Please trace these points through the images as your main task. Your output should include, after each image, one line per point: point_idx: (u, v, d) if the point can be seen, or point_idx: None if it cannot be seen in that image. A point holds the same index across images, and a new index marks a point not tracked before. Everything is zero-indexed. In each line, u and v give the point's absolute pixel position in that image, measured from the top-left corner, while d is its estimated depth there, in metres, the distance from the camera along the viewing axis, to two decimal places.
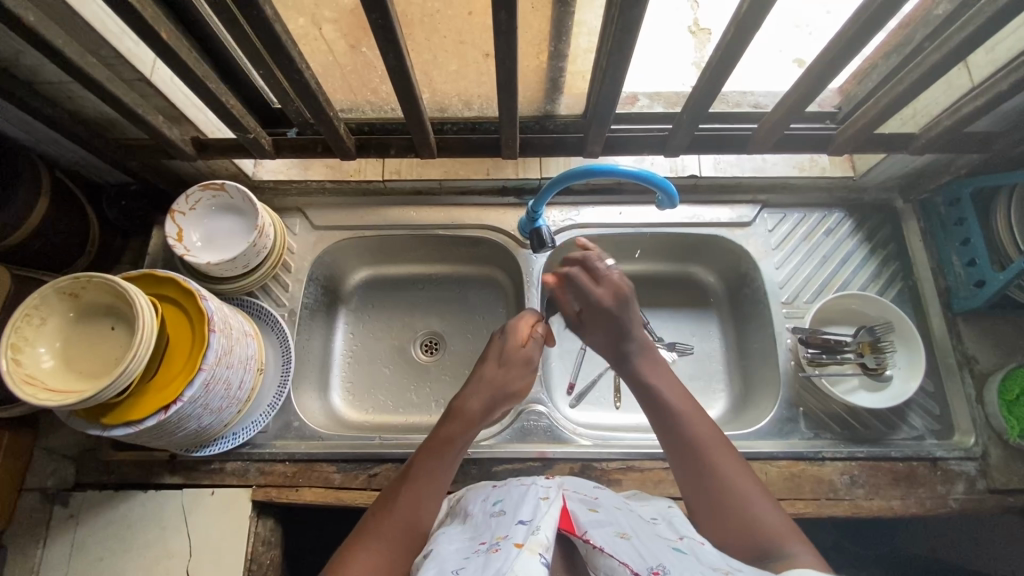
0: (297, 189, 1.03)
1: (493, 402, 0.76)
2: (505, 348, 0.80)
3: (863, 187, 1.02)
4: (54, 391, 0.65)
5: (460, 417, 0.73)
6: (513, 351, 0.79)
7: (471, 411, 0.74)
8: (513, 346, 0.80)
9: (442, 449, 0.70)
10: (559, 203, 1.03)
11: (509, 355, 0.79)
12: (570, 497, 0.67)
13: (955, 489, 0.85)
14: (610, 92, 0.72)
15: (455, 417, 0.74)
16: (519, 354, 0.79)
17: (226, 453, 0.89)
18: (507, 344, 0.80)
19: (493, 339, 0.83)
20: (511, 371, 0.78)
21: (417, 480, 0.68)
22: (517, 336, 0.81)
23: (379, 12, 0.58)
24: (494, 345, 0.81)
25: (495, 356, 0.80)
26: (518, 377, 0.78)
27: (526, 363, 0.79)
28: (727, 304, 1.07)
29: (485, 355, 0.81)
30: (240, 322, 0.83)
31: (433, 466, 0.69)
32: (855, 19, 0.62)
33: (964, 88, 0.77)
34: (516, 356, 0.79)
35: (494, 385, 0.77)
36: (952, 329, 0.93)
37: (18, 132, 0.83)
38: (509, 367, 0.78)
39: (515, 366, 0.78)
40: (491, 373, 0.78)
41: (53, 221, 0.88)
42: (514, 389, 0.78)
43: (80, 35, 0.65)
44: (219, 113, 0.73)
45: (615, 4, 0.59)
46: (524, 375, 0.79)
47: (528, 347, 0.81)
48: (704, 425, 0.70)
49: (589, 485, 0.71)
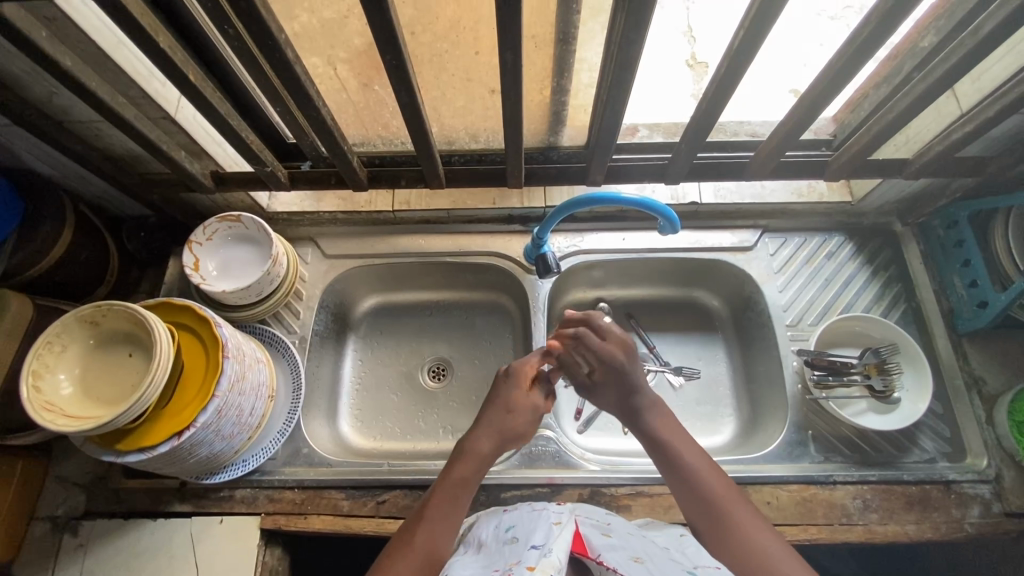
0: (310, 219, 1.07)
1: (502, 443, 0.77)
2: (512, 396, 0.79)
3: (861, 211, 1.04)
4: (72, 418, 0.67)
5: (468, 457, 0.74)
6: (518, 399, 0.79)
7: (482, 451, 0.74)
8: (520, 393, 0.80)
9: (456, 488, 0.71)
10: (564, 230, 1.05)
11: (516, 401, 0.79)
12: (583, 522, 0.68)
13: (970, 513, 0.84)
14: (611, 123, 0.75)
15: (465, 458, 0.74)
16: (527, 401, 0.79)
17: (235, 481, 0.89)
18: (514, 390, 0.80)
19: (495, 387, 0.82)
20: (517, 416, 0.78)
21: (434, 517, 0.68)
22: (522, 380, 0.81)
23: (393, 53, 0.61)
24: (496, 390, 0.81)
25: (502, 400, 0.79)
26: (526, 422, 0.79)
27: (533, 408, 0.80)
28: (732, 328, 1.08)
29: (491, 399, 0.80)
30: (252, 348, 0.84)
31: (450, 504, 0.69)
32: (841, 54, 0.65)
33: (953, 115, 0.80)
34: (523, 402, 0.80)
35: (505, 428, 0.77)
36: (958, 350, 0.94)
37: (47, 167, 0.87)
38: (517, 411, 0.78)
39: (522, 412, 0.79)
40: (498, 417, 0.77)
41: (76, 253, 0.91)
42: (522, 432, 0.79)
43: (111, 77, 0.69)
44: (239, 148, 0.77)
45: (614, 43, 0.62)
46: (530, 421, 0.80)
47: (533, 393, 0.81)
48: (700, 461, 0.72)
49: (601, 511, 0.73)
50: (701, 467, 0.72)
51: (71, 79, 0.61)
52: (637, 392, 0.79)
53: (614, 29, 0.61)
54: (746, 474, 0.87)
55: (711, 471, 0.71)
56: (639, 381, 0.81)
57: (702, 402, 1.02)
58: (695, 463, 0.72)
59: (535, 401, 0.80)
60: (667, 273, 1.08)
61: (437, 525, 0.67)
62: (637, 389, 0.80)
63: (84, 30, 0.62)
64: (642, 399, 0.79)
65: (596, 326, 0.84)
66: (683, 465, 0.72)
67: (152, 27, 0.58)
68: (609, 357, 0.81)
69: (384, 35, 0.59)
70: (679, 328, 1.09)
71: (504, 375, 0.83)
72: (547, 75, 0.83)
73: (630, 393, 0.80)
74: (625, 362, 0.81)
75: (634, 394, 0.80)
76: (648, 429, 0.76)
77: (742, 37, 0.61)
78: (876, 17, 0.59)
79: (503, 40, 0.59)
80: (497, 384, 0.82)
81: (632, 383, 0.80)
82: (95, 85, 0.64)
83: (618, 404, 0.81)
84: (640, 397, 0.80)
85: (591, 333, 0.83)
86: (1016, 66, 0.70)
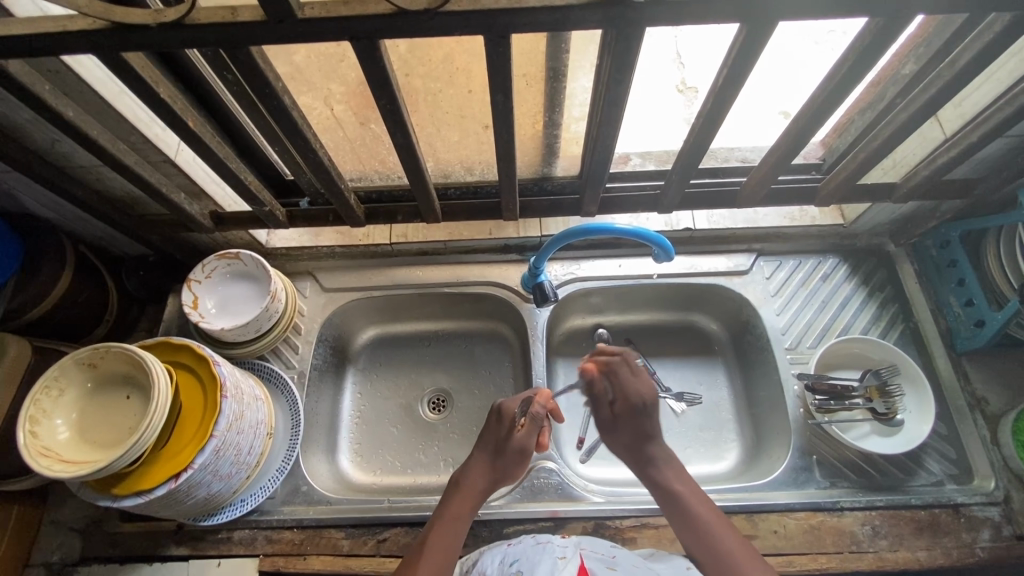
0: (309, 254, 1.08)
1: (496, 481, 0.78)
2: (499, 432, 0.79)
3: (854, 234, 1.05)
4: (68, 463, 0.66)
5: (460, 491, 0.75)
6: (506, 437, 0.78)
7: (474, 489, 0.75)
8: (507, 433, 0.78)
9: (455, 518, 0.73)
10: (561, 258, 1.06)
11: (504, 443, 0.78)
12: (589, 557, 0.69)
13: (981, 537, 0.82)
14: (603, 157, 0.76)
15: (461, 493, 0.75)
16: (512, 443, 0.77)
17: (233, 522, 0.88)
18: (496, 431, 0.79)
19: (488, 427, 0.81)
20: (503, 456, 0.77)
21: (435, 544, 0.70)
22: (509, 420, 0.79)
23: (387, 97, 0.62)
24: (487, 430, 0.81)
25: (491, 439, 0.79)
26: (514, 462, 0.78)
27: (519, 452, 0.78)
28: (732, 351, 1.07)
29: (483, 438, 0.80)
30: (250, 386, 0.84)
31: (448, 535, 0.71)
32: (822, 88, 0.66)
33: (938, 138, 0.81)
34: (511, 442, 0.78)
35: (496, 459, 0.78)
36: (959, 369, 0.94)
37: (48, 211, 0.88)
38: (504, 454, 0.77)
39: (509, 453, 0.77)
40: (489, 456, 0.78)
41: (75, 295, 0.92)
42: (509, 473, 0.78)
43: (114, 124, 0.70)
44: (238, 189, 0.78)
45: (602, 83, 0.64)
46: (519, 463, 0.78)
47: (523, 432, 0.78)
48: (708, 510, 0.72)
49: (606, 544, 0.72)
50: (711, 518, 0.71)
51: (73, 129, 0.63)
52: (651, 440, 0.78)
53: (602, 68, 0.63)
54: (751, 502, 0.85)
55: (693, 492, 0.74)
56: (654, 427, 0.79)
57: (705, 428, 1.01)
58: (703, 512, 0.71)
59: (520, 443, 0.77)
60: (665, 299, 1.08)
61: (436, 553, 0.69)
62: (647, 447, 0.77)
63: (86, 81, 0.63)
64: (656, 448, 0.78)
65: (631, 363, 0.83)
66: (692, 516, 0.71)
67: (152, 78, 0.59)
68: (633, 394, 0.80)
69: (378, 81, 0.60)
70: (679, 353, 1.09)
71: (495, 410, 0.82)
72: (539, 110, 0.86)
73: (648, 437, 0.78)
74: (647, 406, 0.79)
75: (648, 440, 0.78)
76: (656, 479, 0.75)
77: (723, 78, 0.63)
78: (855, 52, 0.60)
79: (493, 83, 0.60)
80: (489, 421, 0.82)
81: (637, 424, 0.78)
82: (95, 133, 0.65)
83: (629, 447, 0.79)
84: (653, 445, 0.78)
85: (625, 365, 0.82)
86: (997, 91, 0.71)
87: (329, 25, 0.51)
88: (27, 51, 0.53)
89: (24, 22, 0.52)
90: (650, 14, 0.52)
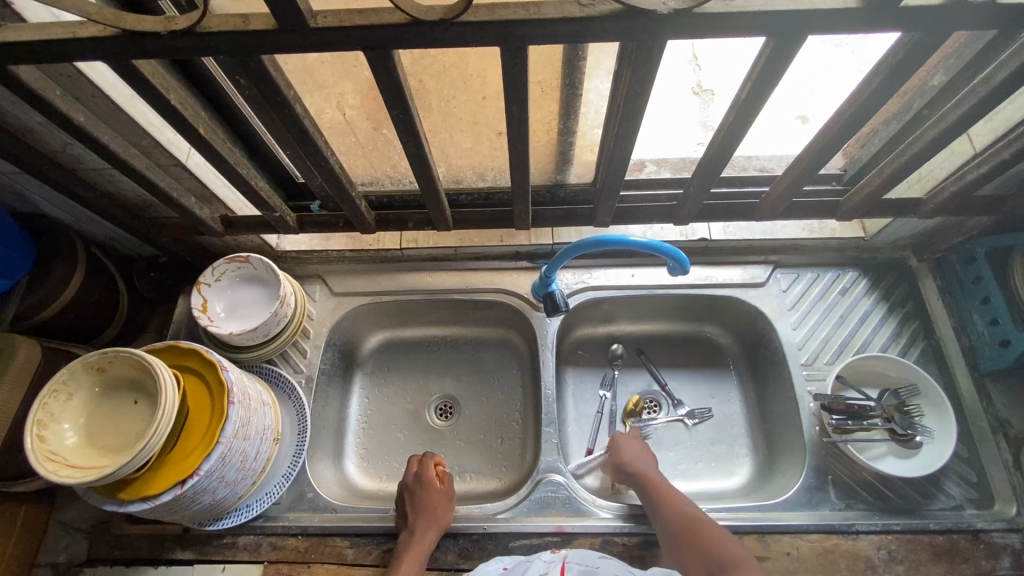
0: (319, 257, 1.07)
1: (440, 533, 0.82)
2: (417, 491, 0.84)
3: (875, 246, 1.02)
4: (75, 468, 0.66)
5: (409, 548, 0.79)
6: (427, 491, 0.84)
7: (419, 547, 0.79)
8: (428, 484, 0.85)
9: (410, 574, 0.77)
10: (572, 266, 1.04)
11: (430, 497, 0.83)
12: (571, 568, 0.71)
13: (1002, 565, 0.80)
14: (618, 167, 0.74)
15: (407, 552, 0.79)
16: (435, 493, 0.84)
17: (238, 527, 0.87)
18: (415, 489, 0.85)
19: (399, 496, 0.87)
20: (428, 505, 0.83)
21: None
22: (427, 482, 0.85)
23: (400, 107, 0.61)
24: (405, 498, 0.85)
25: (411, 499, 0.84)
26: (447, 511, 0.84)
27: (446, 498, 0.85)
28: (746, 364, 1.05)
29: (404, 510, 0.84)
30: (258, 391, 0.84)
31: None
32: (851, 103, 0.64)
33: (967, 153, 0.78)
34: (436, 497, 0.84)
35: (422, 511, 0.82)
36: (981, 390, 0.91)
37: (61, 212, 0.88)
38: (432, 503, 0.83)
39: (436, 504, 0.83)
40: (421, 509, 0.82)
41: (85, 296, 0.92)
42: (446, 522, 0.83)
43: (125, 128, 0.70)
44: (249, 195, 0.78)
45: (621, 94, 0.62)
46: (449, 507, 0.84)
47: (442, 486, 0.86)
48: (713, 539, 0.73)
49: (595, 555, 0.74)
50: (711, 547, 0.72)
51: (84, 133, 0.62)
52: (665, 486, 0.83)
53: (620, 79, 0.61)
54: (764, 522, 0.83)
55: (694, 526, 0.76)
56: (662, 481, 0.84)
57: (717, 442, 0.99)
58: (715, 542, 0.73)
59: (444, 491, 0.85)
60: (678, 309, 1.06)
61: None
62: (662, 493, 0.82)
63: (99, 86, 0.63)
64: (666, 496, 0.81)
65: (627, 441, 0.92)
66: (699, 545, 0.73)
67: (163, 85, 0.59)
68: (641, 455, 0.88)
69: (392, 90, 0.59)
70: (691, 364, 1.07)
71: (399, 514, 0.85)
72: (555, 117, 0.84)
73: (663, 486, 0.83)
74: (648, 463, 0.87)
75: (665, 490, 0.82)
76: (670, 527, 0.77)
77: (747, 91, 0.61)
78: (886, 67, 0.58)
79: (508, 93, 0.59)
80: (400, 498, 0.86)
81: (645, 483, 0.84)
82: (107, 138, 0.65)
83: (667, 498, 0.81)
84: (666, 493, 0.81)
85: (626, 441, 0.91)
86: None
87: (344, 35, 0.50)
88: (39, 56, 0.52)
89: (35, 28, 0.51)
90: (673, 27, 0.50)
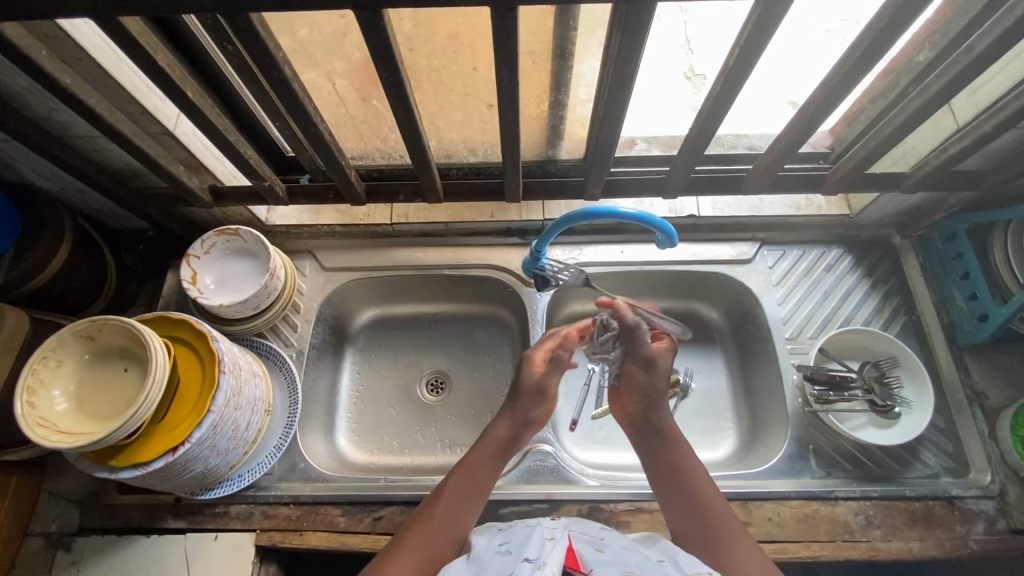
0: (309, 232, 1.07)
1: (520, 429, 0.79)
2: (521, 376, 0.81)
3: (860, 225, 1.04)
4: (66, 434, 0.66)
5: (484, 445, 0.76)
6: (527, 381, 0.80)
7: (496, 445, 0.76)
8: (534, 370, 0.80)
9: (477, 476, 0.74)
10: (562, 242, 1.05)
11: (528, 387, 0.79)
12: (576, 537, 0.65)
13: (975, 529, 0.83)
14: (608, 137, 0.75)
15: (483, 444, 0.77)
16: (535, 384, 0.80)
17: (230, 497, 0.88)
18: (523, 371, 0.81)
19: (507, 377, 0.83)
20: (518, 399, 0.80)
21: (442, 512, 0.69)
22: (535, 364, 0.81)
23: (390, 71, 0.61)
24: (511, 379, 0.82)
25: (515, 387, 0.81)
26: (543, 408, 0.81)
27: (541, 394, 0.80)
28: (732, 340, 1.07)
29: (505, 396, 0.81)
30: (248, 363, 0.84)
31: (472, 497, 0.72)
32: (836, 73, 0.65)
33: (950, 128, 0.79)
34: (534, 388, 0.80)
35: (516, 407, 0.79)
36: (960, 364, 0.93)
37: (47, 182, 0.88)
38: (525, 399, 0.80)
39: (527, 397, 0.80)
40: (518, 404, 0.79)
41: (74, 267, 0.91)
42: (535, 417, 0.80)
43: (112, 93, 0.69)
44: (238, 163, 0.78)
45: (611, 61, 0.62)
46: (540, 404, 0.80)
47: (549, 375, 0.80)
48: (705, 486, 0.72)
49: (595, 526, 0.69)
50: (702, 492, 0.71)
51: (70, 95, 0.62)
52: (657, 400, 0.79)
53: (609, 47, 0.61)
54: (746, 490, 0.85)
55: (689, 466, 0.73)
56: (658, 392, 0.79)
57: (703, 416, 1.01)
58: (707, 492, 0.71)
59: (542, 384, 0.80)
60: (667, 286, 1.07)
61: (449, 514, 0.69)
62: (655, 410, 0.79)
63: (85, 47, 0.62)
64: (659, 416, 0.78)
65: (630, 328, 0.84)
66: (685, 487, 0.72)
67: (151, 45, 0.58)
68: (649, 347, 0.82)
69: (381, 52, 0.59)
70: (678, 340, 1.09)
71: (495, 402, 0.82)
72: (545, 90, 0.84)
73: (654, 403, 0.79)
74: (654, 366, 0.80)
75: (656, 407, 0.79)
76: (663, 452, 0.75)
77: (734, 60, 0.62)
78: (870, 34, 0.59)
79: (499, 58, 0.59)
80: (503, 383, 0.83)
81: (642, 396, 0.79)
82: (94, 102, 0.64)
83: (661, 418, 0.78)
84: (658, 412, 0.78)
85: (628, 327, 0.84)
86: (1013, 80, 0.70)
87: None
88: (23, 12, 0.52)
89: None
90: None
